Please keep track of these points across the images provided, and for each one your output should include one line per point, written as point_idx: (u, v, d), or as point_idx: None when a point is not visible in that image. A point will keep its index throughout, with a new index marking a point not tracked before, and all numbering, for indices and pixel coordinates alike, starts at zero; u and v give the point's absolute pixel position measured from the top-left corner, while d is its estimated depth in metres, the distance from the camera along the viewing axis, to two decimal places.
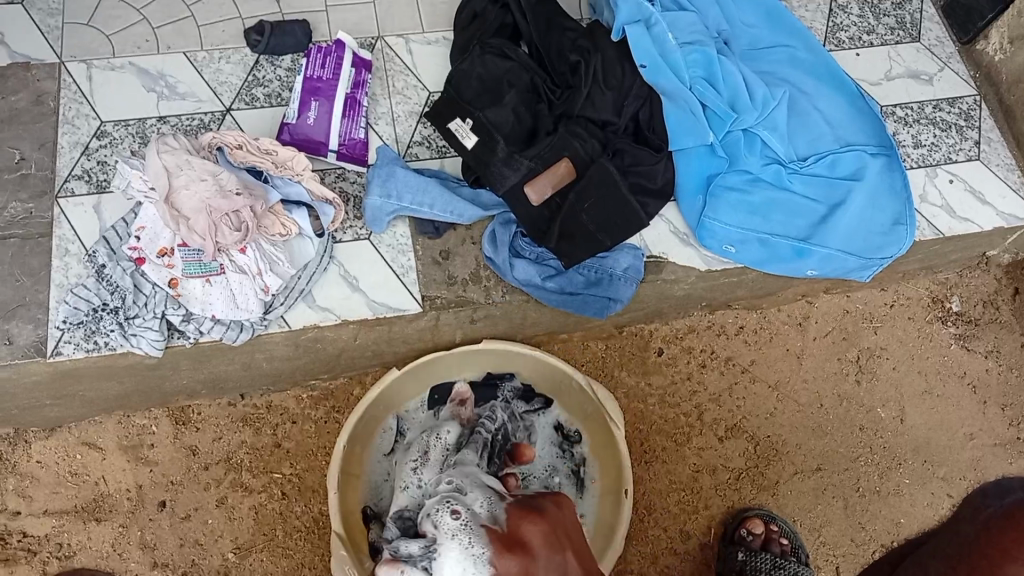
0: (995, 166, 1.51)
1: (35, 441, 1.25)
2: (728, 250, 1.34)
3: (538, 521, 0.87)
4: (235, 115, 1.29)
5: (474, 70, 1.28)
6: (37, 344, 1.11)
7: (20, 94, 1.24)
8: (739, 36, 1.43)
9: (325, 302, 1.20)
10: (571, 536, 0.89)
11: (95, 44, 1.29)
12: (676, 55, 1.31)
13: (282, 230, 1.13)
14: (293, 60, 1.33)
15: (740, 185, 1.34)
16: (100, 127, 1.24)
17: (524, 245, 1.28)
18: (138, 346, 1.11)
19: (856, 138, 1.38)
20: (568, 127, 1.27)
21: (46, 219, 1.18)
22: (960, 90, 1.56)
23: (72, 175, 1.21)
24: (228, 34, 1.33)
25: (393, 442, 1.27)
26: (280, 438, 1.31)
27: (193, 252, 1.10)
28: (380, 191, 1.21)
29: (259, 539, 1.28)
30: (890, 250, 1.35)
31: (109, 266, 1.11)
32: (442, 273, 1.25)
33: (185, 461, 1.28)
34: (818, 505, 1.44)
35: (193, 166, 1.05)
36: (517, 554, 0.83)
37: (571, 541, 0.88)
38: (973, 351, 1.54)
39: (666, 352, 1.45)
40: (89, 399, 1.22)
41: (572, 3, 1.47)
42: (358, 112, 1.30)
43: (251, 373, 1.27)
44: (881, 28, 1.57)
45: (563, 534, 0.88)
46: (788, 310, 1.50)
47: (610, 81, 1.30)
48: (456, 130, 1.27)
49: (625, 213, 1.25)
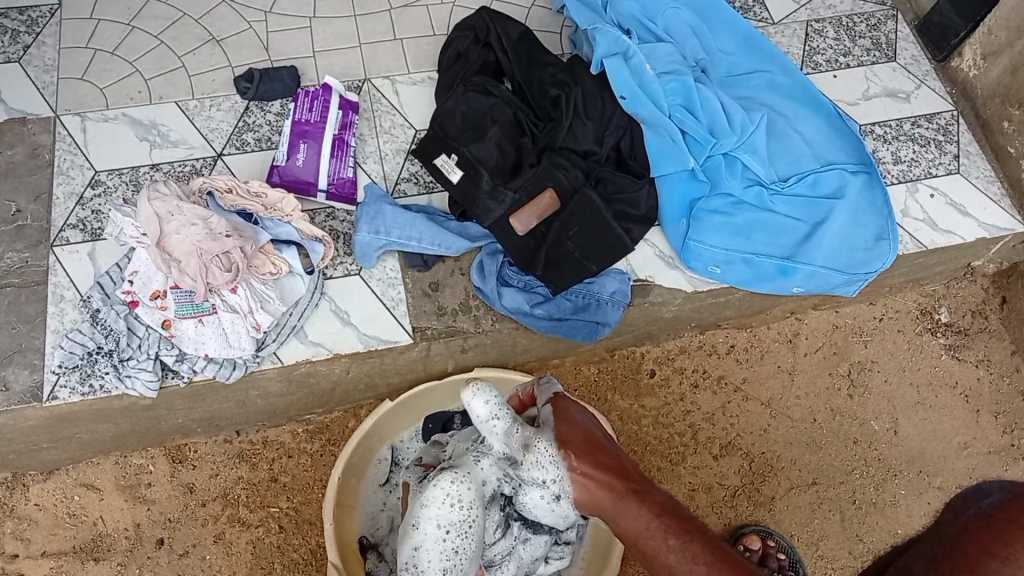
0: (975, 178, 1.54)
1: (33, 484, 1.26)
2: (714, 271, 1.36)
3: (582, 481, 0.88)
4: (226, 159, 1.32)
5: (458, 107, 1.32)
6: (33, 389, 1.13)
7: (17, 148, 1.28)
8: (717, 65, 1.47)
9: (316, 337, 1.22)
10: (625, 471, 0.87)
11: (89, 98, 1.33)
12: (655, 85, 1.35)
13: (272, 269, 1.16)
14: (283, 104, 1.37)
15: (724, 208, 1.37)
16: (94, 176, 1.28)
17: (511, 274, 1.30)
18: (132, 388, 1.13)
19: (836, 158, 1.41)
20: (551, 158, 1.30)
21: (42, 266, 1.21)
22: (937, 106, 1.59)
23: (67, 223, 1.24)
24: (218, 83, 1.37)
25: (388, 472, 1.29)
26: (276, 473, 1.32)
27: (185, 293, 1.12)
28: (369, 228, 1.24)
29: (257, 573, 1.28)
30: (874, 265, 1.38)
31: (103, 310, 1.13)
32: (431, 305, 1.28)
33: (183, 498, 1.29)
34: (815, 519, 1.44)
35: (182, 212, 1.07)
36: (588, 448, 0.91)
37: (600, 444, 0.92)
38: (964, 361, 1.55)
39: (658, 373, 1.47)
40: (87, 441, 1.24)
41: (554, 40, 1.52)
42: (346, 152, 1.33)
43: (246, 411, 1.29)
44: (857, 49, 1.61)
45: (607, 450, 0.91)
46: (778, 328, 1.52)
47: (591, 112, 1.33)
48: (443, 165, 1.30)
49: (610, 238, 1.28)
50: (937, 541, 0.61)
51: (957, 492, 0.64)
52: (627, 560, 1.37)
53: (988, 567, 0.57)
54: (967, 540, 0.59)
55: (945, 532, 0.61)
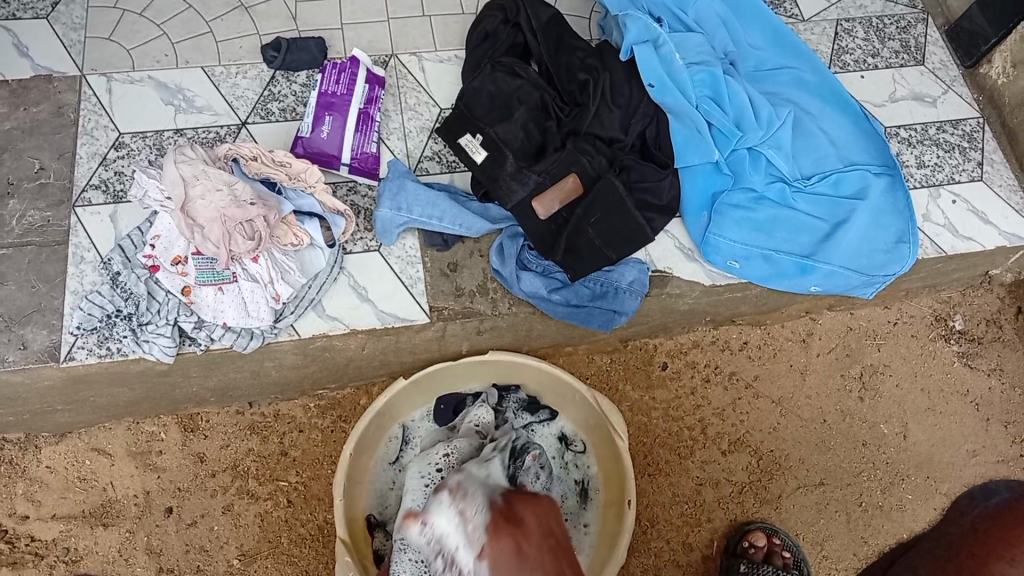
0: (998, 187, 1.53)
1: (45, 446, 1.27)
2: (733, 266, 1.35)
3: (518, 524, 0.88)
4: (251, 129, 1.31)
5: (485, 87, 1.31)
6: (50, 349, 1.13)
7: (41, 106, 1.27)
8: (746, 59, 1.46)
9: (333, 312, 1.22)
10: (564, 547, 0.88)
11: (115, 59, 1.32)
12: (683, 75, 1.34)
13: (294, 240, 1.15)
14: (309, 75, 1.36)
15: (745, 203, 1.36)
16: (118, 139, 1.27)
17: (531, 258, 1.29)
18: (150, 352, 1.13)
19: (859, 158, 1.41)
20: (575, 143, 1.29)
21: (63, 227, 1.20)
22: (963, 112, 1.58)
23: (89, 184, 1.23)
24: (245, 50, 1.36)
25: (399, 450, 1.28)
26: (287, 446, 1.32)
27: (207, 260, 1.12)
28: (391, 204, 1.24)
29: (264, 545, 1.28)
30: (893, 267, 1.37)
31: (124, 273, 1.13)
32: (449, 285, 1.27)
33: (193, 468, 1.29)
34: (820, 519, 1.44)
35: (209, 177, 1.07)
36: (512, 532, 0.87)
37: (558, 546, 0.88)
38: (976, 368, 1.55)
39: (670, 367, 1.47)
40: (100, 405, 1.24)
41: (582, 25, 1.50)
42: (370, 127, 1.32)
43: (260, 382, 1.29)
44: (886, 51, 1.60)
45: (566, 548, 0.88)
46: (793, 326, 1.51)
47: (618, 99, 1.33)
48: (467, 145, 1.29)
49: (631, 227, 1.27)
50: (946, 542, 0.64)
51: (964, 495, 0.66)
52: (632, 551, 1.38)
53: (995, 569, 0.58)
54: (975, 543, 0.61)
55: (955, 531, 0.64)
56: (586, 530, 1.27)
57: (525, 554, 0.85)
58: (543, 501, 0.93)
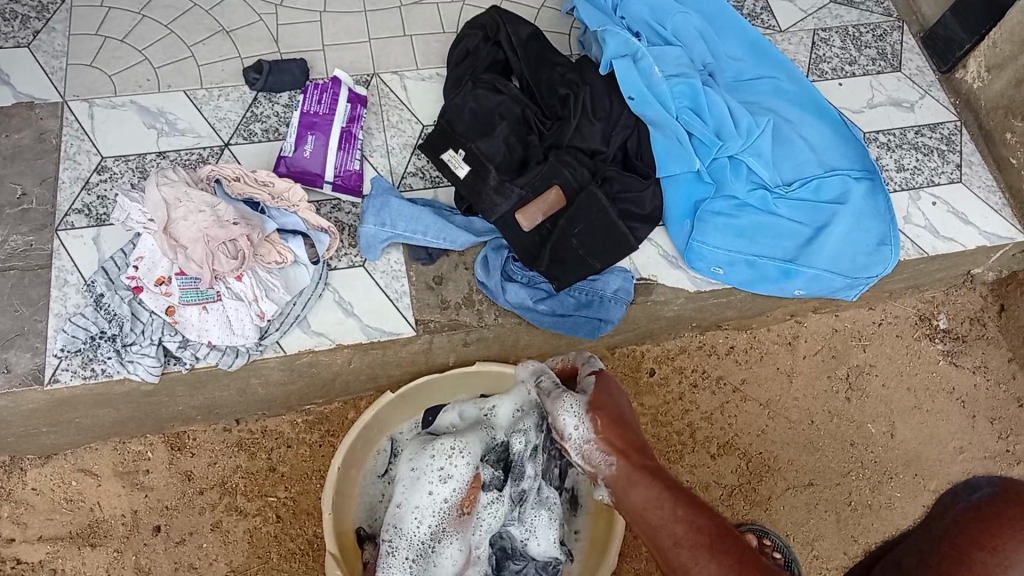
0: (977, 188, 1.55)
1: (31, 468, 1.26)
2: (717, 272, 1.36)
3: (600, 408, 0.97)
4: (233, 150, 1.33)
5: (466, 104, 1.33)
6: (34, 372, 1.13)
7: (23, 132, 1.28)
8: (724, 69, 1.48)
9: (319, 327, 1.22)
10: (644, 452, 0.90)
11: (97, 84, 1.33)
12: (662, 87, 1.36)
13: (278, 258, 1.16)
14: (291, 96, 1.38)
15: (728, 210, 1.37)
16: (101, 162, 1.28)
17: (515, 269, 1.30)
18: (135, 373, 1.13)
19: (840, 164, 1.42)
20: (557, 156, 1.30)
21: (47, 250, 1.21)
22: (941, 117, 1.60)
23: (73, 208, 1.24)
24: (227, 74, 1.38)
25: (388, 463, 1.27)
26: (275, 462, 1.31)
27: (190, 280, 1.12)
28: (375, 220, 1.25)
29: (254, 562, 1.27)
30: (876, 270, 1.38)
31: (107, 295, 1.14)
32: (434, 298, 1.28)
33: (180, 486, 1.28)
34: (810, 518, 1.44)
35: (190, 199, 1.08)
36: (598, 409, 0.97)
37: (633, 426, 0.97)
38: (962, 366, 1.55)
39: (657, 373, 1.47)
40: (86, 426, 1.23)
41: (561, 41, 1.52)
42: (353, 145, 1.33)
43: (247, 399, 1.29)
44: (863, 59, 1.63)
45: (631, 426, 0.96)
46: (778, 330, 1.52)
47: (598, 112, 1.35)
48: (450, 160, 1.31)
49: (615, 237, 1.28)
50: (927, 537, 0.64)
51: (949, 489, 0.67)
52: (623, 557, 1.37)
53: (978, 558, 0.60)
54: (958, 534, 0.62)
55: (937, 527, 0.64)
56: (578, 536, 1.26)
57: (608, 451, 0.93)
58: (620, 394, 1.01)
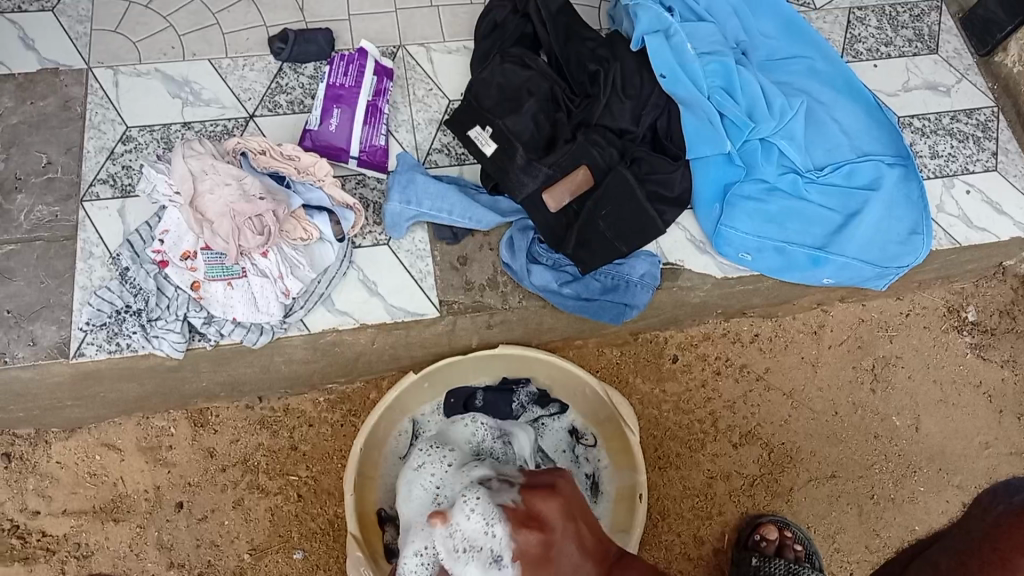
0: (1013, 176, 1.51)
1: (55, 441, 1.27)
2: (744, 258, 1.35)
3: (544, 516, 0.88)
4: (258, 122, 1.31)
5: (493, 79, 1.30)
6: (60, 345, 1.13)
7: (49, 100, 1.27)
8: (757, 48, 1.44)
9: (343, 305, 1.21)
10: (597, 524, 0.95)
11: (121, 51, 1.31)
12: (694, 64, 1.33)
13: (303, 235, 1.15)
14: (316, 67, 1.35)
15: (758, 194, 1.34)
16: (126, 133, 1.26)
17: (542, 251, 1.29)
18: (160, 348, 1.13)
19: (873, 149, 1.39)
20: (585, 135, 1.28)
21: (71, 222, 1.20)
22: (977, 101, 1.56)
23: (98, 179, 1.23)
24: (252, 42, 1.35)
25: (409, 445, 1.28)
26: (296, 440, 1.32)
27: (216, 255, 1.12)
28: (400, 198, 1.23)
29: (275, 540, 1.29)
30: (906, 259, 1.35)
31: (133, 269, 1.14)
32: (459, 279, 1.26)
33: (203, 462, 1.29)
34: (831, 512, 1.44)
35: (217, 171, 1.06)
36: (535, 529, 0.87)
37: (585, 520, 0.92)
38: (989, 360, 1.53)
39: (680, 359, 1.46)
40: (110, 400, 1.24)
41: (591, 15, 1.49)
42: (379, 119, 1.31)
43: (269, 376, 1.29)
44: (899, 39, 1.58)
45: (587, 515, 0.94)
46: (805, 319, 1.50)
47: (628, 90, 1.31)
48: (476, 137, 1.28)
49: (643, 220, 1.26)
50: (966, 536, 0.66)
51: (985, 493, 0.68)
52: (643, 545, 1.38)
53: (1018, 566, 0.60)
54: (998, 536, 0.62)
55: (977, 528, 0.65)
56: None
57: (579, 537, 0.89)
58: (558, 500, 0.90)
